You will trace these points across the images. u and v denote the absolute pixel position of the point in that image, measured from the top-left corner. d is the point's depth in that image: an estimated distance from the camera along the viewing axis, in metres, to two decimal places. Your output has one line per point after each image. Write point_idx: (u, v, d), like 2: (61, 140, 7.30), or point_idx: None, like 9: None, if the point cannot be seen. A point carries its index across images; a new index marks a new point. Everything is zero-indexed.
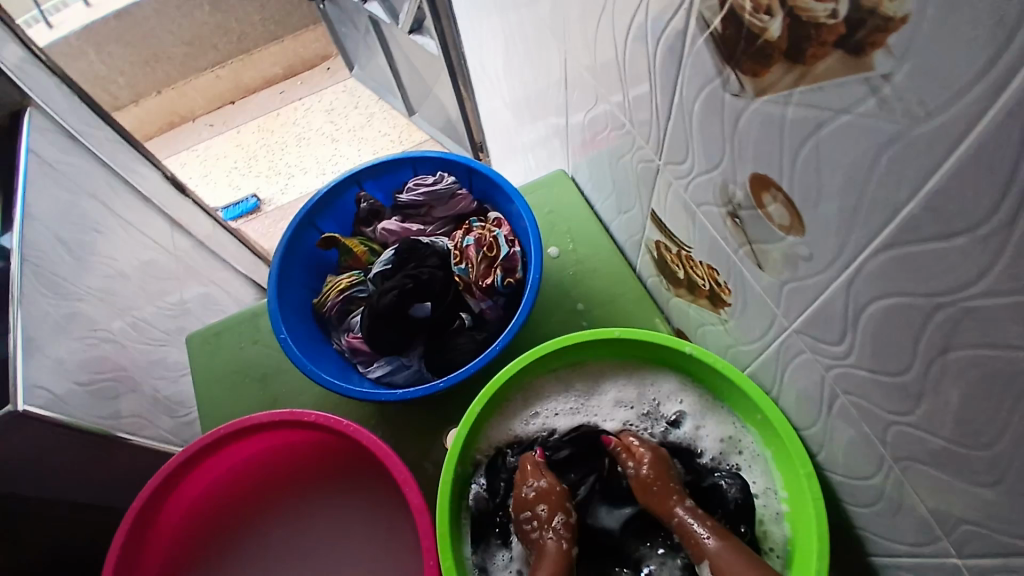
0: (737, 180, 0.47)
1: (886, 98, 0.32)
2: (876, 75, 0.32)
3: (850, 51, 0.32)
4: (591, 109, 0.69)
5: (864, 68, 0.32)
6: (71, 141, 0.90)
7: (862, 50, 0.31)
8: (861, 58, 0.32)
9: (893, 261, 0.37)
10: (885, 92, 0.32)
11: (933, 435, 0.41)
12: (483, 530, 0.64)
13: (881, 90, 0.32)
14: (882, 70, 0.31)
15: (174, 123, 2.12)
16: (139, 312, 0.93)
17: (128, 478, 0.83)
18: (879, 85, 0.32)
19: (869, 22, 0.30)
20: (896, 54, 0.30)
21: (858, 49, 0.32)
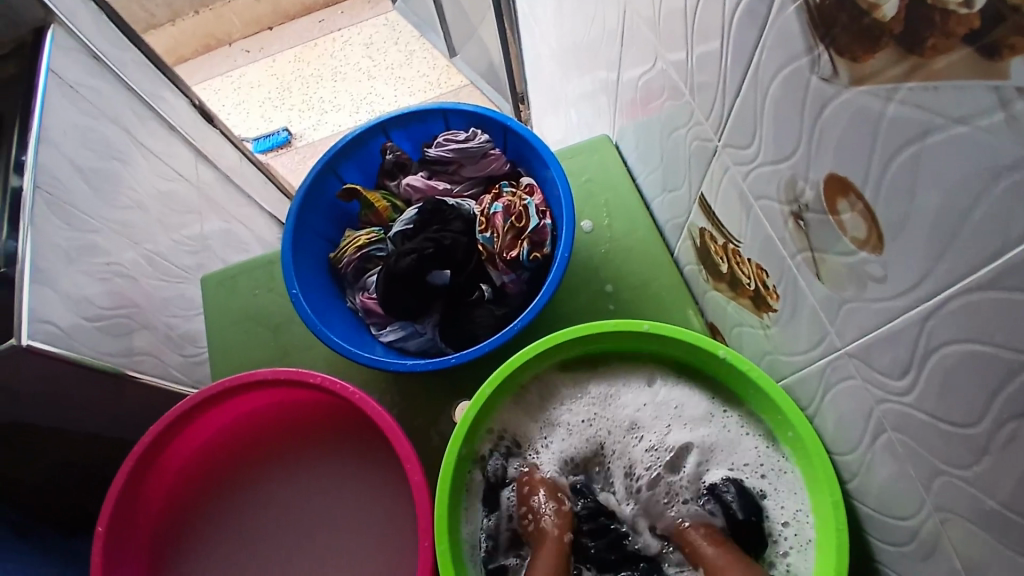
0: (809, 178, 0.41)
1: (1016, 116, 0.25)
2: (1009, 85, 0.25)
3: (981, 50, 0.26)
4: (648, 71, 0.62)
5: (996, 75, 0.26)
6: (96, 62, 0.86)
7: (998, 53, 0.25)
8: (995, 62, 0.25)
9: (985, 305, 0.31)
10: (1017, 108, 0.25)
11: (985, 495, 0.36)
12: (495, 500, 0.63)
13: (1011, 106, 0.25)
14: (1019, 81, 0.25)
15: (211, 46, 2.06)
16: (155, 246, 0.92)
17: (137, 411, 0.84)
18: (1010, 99, 0.25)
19: (1014, 18, 0.24)
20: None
21: (991, 50, 0.25)
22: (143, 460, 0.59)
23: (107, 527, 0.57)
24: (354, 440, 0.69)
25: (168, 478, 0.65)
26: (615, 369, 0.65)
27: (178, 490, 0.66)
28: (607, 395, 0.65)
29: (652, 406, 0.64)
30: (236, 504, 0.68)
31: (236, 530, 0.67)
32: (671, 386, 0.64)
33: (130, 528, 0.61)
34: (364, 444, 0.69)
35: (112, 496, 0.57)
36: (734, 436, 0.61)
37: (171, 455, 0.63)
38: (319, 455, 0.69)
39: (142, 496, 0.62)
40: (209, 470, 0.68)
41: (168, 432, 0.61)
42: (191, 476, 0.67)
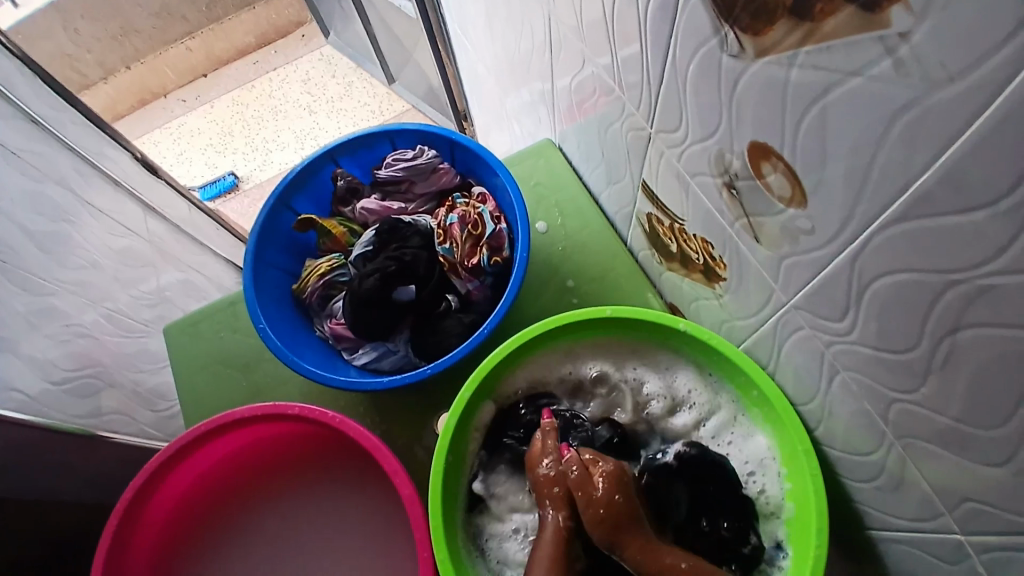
0: (734, 150, 0.44)
1: (902, 60, 0.29)
2: (891, 33, 0.28)
3: (863, 6, 0.29)
4: (578, 73, 0.65)
5: (880, 25, 0.29)
6: (34, 126, 0.83)
7: (877, 6, 0.28)
8: (876, 15, 0.29)
9: (904, 237, 0.34)
10: (901, 53, 0.28)
11: (938, 414, 0.39)
12: (499, 439, 0.64)
13: (896, 52, 0.29)
14: (899, 29, 0.28)
15: (145, 100, 2.03)
16: (116, 303, 0.93)
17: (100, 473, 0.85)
18: (895, 46, 0.29)
19: None
20: (915, 10, 0.27)
21: (872, 4, 0.28)
22: (128, 514, 0.59)
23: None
24: (345, 464, 0.69)
25: (158, 529, 0.64)
26: (602, 343, 0.66)
27: (167, 541, 0.65)
28: (597, 363, 0.66)
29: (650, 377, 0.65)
30: (230, 546, 0.68)
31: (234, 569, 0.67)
32: (659, 355, 0.65)
33: None
34: (352, 467, 0.69)
35: (100, 555, 0.57)
36: (727, 405, 0.62)
37: (156, 506, 0.62)
38: (305, 485, 0.69)
39: (131, 551, 0.61)
40: (199, 514, 0.67)
41: (150, 484, 0.60)
42: (181, 524, 0.66)
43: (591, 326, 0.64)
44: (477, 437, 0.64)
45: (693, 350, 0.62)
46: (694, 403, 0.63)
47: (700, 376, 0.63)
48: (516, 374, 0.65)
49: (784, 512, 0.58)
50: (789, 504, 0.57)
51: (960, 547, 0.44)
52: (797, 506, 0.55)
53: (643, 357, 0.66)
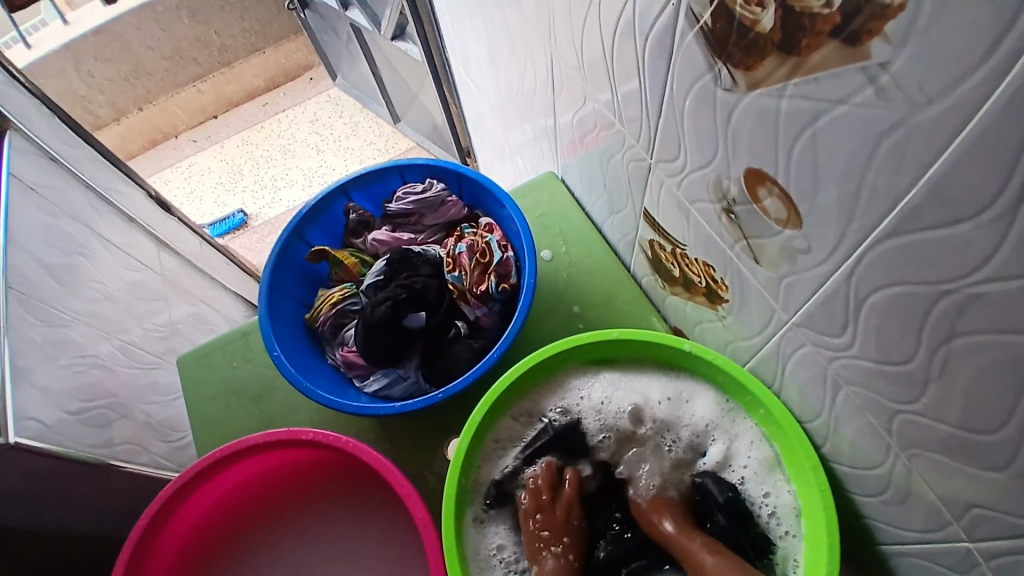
0: (732, 175, 0.46)
1: (885, 87, 0.31)
2: (873, 64, 0.31)
3: (846, 40, 0.32)
4: (580, 109, 0.68)
5: (861, 57, 0.31)
6: (51, 163, 0.89)
7: (858, 39, 0.31)
8: (858, 47, 0.31)
9: (896, 251, 0.36)
10: (883, 81, 0.31)
11: (940, 421, 0.40)
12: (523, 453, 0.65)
13: (878, 79, 0.31)
14: (880, 59, 0.31)
15: (156, 140, 2.10)
16: (128, 335, 0.96)
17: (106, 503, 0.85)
18: (877, 74, 0.31)
19: (867, 8, 0.30)
20: (895, 42, 0.29)
21: (854, 38, 0.31)
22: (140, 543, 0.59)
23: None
24: (355, 494, 0.69)
25: (168, 562, 0.64)
26: (617, 366, 0.67)
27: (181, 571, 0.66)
28: (618, 384, 0.66)
29: (672, 404, 0.65)
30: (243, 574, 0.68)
31: None
32: (679, 379, 0.65)
33: None
34: (360, 495, 0.69)
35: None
36: (745, 430, 0.61)
37: (168, 537, 0.63)
38: (317, 511, 0.70)
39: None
40: (208, 547, 0.67)
41: (163, 513, 0.61)
42: (190, 557, 0.66)
43: (605, 345, 0.65)
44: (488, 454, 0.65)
45: (706, 372, 0.63)
46: (712, 431, 0.63)
47: (717, 403, 0.63)
48: (533, 393, 0.67)
49: (799, 531, 0.57)
50: (802, 521, 0.56)
51: (970, 555, 0.45)
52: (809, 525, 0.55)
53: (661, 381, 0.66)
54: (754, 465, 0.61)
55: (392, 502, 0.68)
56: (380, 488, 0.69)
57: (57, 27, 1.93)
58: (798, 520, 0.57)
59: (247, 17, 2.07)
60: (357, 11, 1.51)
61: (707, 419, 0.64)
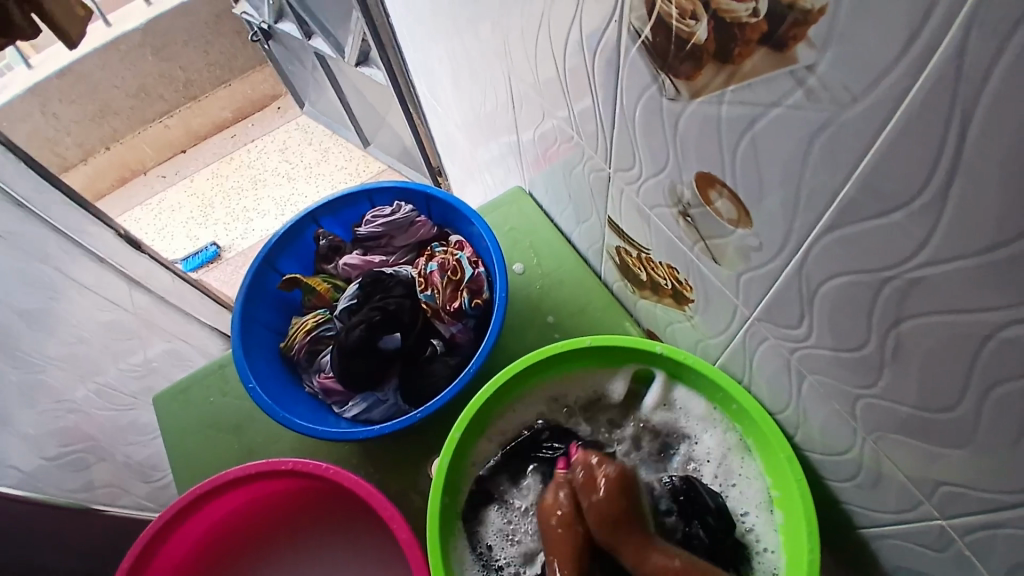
0: (684, 180, 0.48)
1: (813, 88, 0.33)
2: (800, 67, 0.33)
3: (773, 46, 0.33)
4: (539, 125, 0.70)
5: (789, 61, 0.33)
6: (18, 209, 0.84)
7: (784, 45, 0.33)
8: (784, 52, 0.33)
9: (839, 242, 0.38)
10: (811, 83, 0.33)
11: (899, 404, 0.42)
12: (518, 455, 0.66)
13: (807, 82, 0.33)
14: (806, 62, 0.32)
15: (125, 177, 2.08)
16: (105, 377, 0.97)
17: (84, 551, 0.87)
18: (804, 77, 0.33)
19: (790, 16, 0.31)
20: (817, 46, 0.31)
21: (780, 44, 0.33)
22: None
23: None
24: (335, 521, 0.69)
25: None
26: (607, 378, 0.68)
27: None
28: (606, 396, 0.68)
29: (668, 409, 0.66)
30: None
31: None
32: (669, 390, 0.65)
33: None
34: (346, 521, 0.69)
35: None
36: (732, 442, 0.62)
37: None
38: (303, 540, 0.69)
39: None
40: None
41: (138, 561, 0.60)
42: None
43: (591, 357, 0.66)
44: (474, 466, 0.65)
45: (693, 382, 0.63)
46: (700, 441, 0.64)
47: (708, 414, 0.63)
48: (516, 403, 0.67)
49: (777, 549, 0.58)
50: (782, 530, 0.57)
51: (944, 533, 0.46)
52: (789, 536, 0.56)
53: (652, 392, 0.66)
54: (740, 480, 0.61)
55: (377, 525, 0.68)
56: (364, 512, 0.69)
57: (21, 71, 1.91)
58: (777, 536, 0.58)
59: (213, 51, 2.08)
60: (320, 40, 1.52)
61: (698, 428, 0.64)
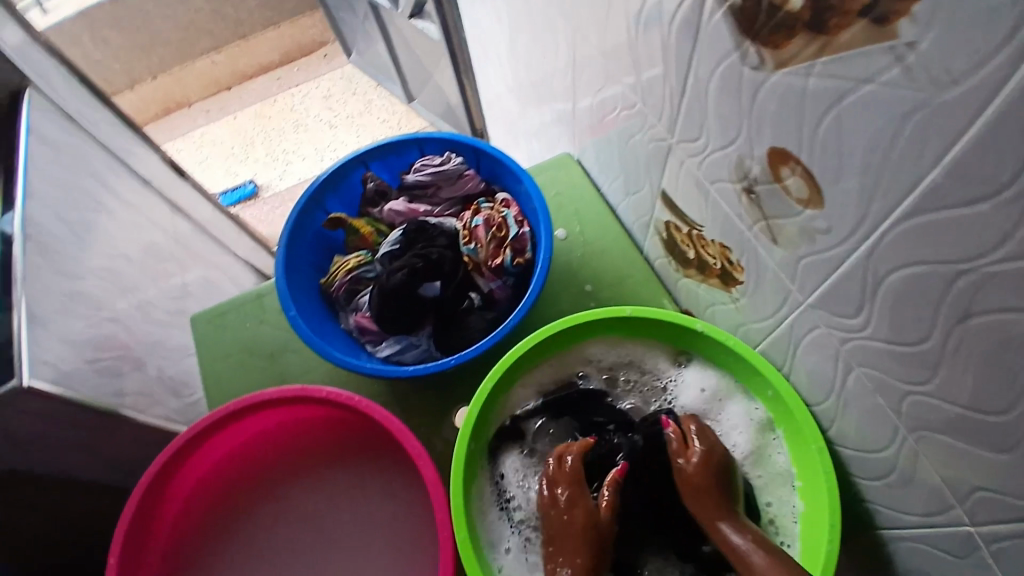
0: (754, 155, 0.47)
1: (910, 67, 0.32)
2: (900, 44, 0.32)
3: (874, 20, 0.33)
4: (600, 90, 0.69)
5: (889, 37, 0.32)
6: (70, 121, 0.94)
7: (886, 19, 0.32)
8: (885, 27, 0.32)
9: (915, 230, 0.37)
10: (909, 60, 0.32)
11: (950, 403, 0.42)
12: (560, 408, 0.68)
13: (905, 59, 0.32)
14: (907, 39, 0.32)
15: (169, 109, 2.10)
16: (145, 294, 1.01)
17: (112, 462, 0.89)
18: (903, 54, 0.32)
19: None
20: (920, 23, 0.30)
21: (882, 19, 0.32)
22: (146, 498, 0.61)
23: (118, 561, 0.58)
24: (353, 452, 0.72)
25: (172, 514, 0.66)
26: (644, 352, 0.68)
27: (188, 515, 0.68)
28: (647, 369, 0.68)
29: (705, 398, 0.66)
30: (247, 518, 0.71)
31: (249, 555, 0.70)
32: (707, 374, 0.66)
33: (142, 554, 0.62)
34: (366, 450, 0.72)
35: (121, 533, 0.59)
36: (766, 441, 0.62)
37: (173, 491, 0.65)
38: (322, 463, 0.73)
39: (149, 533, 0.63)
40: (209, 501, 0.70)
41: (168, 469, 0.63)
42: (193, 511, 0.69)
43: (629, 327, 0.67)
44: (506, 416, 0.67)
45: (733, 369, 0.63)
46: (733, 440, 0.64)
47: (747, 411, 0.63)
48: (548, 363, 0.68)
49: (796, 543, 0.59)
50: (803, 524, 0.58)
51: (969, 539, 0.46)
52: (809, 531, 0.57)
53: (695, 374, 0.66)
54: (770, 476, 0.62)
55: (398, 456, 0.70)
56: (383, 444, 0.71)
57: None
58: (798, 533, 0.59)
59: None
60: None
61: (734, 424, 0.64)
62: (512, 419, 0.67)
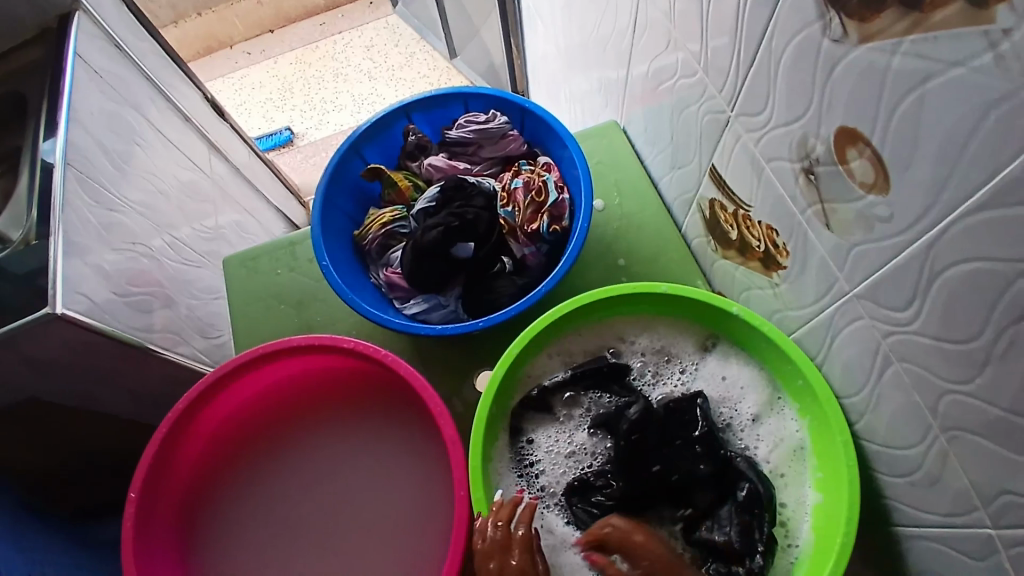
0: (820, 134, 0.45)
1: (1004, 55, 0.30)
2: (996, 29, 0.30)
3: (972, 1, 0.30)
4: (659, 56, 0.66)
5: (984, 22, 0.30)
6: (116, 51, 0.94)
7: (985, 2, 0.29)
8: (982, 11, 0.30)
9: (983, 226, 0.35)
10: (1003, 48, 0.30)
11: (991, 405, 0.40)
12: (591, 376, 0.65)
13: (998, 46, 0.30)
14: (1003, 25, 0.29)
15: (211, 48, 2.07)
16: (179, 232, 1.02)
17: (141, 394, 0.91)
18: (997, 41, 0.30)
19: None
20: (1020, 10, 0.28)
21: (981, 0, 0.30)
22: (172, 432, 0.63)
23: (138, 496, 0.60)
24: (371, 402, 0.73)
25: (196, 450, 0.68)
26: (675, 333, 0.67)
27: (212, 450, 0.70)
28: (676, 352, 0.67)
29: (725, 385, 0.65)
30: (266, 457, 0.73)
31: (264, 492, 0.72)
32: (738, 363, 0.64)
33: (166, 484, 0.64)
34: (384, 404, 0.73)
35: (143, 469, 0.60)
36: (787, 434, 0.61)
37: (194, 429, 0.66)
38: (341, 412, 0.74)
39: (172, 467, 0.65)
40: (228, 439, 0.72)
41: (193, 408, 0.64)
42: (212, 448, 0.70)
43: (664, 305, 0.65)
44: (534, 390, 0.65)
45: (767, 360, 0.62)
46: (754, 432, 0.63)
47: (768, 402, 0.62)
48: (577, 334, 0.67)
49: (805, 542, 0.57)
50: (818, 519, 0.57)
51: (990, 541, 0.45)
52: (824, 529, 0.55)
53: (725, 360, 0.65)
54: (787, 475, 0.60)
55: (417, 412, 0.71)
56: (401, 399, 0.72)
57: None
58: (809, 532, 0.57)
59: None
60: None
61: (755, 415, 0.63)
62: (538, 391, 0.65)
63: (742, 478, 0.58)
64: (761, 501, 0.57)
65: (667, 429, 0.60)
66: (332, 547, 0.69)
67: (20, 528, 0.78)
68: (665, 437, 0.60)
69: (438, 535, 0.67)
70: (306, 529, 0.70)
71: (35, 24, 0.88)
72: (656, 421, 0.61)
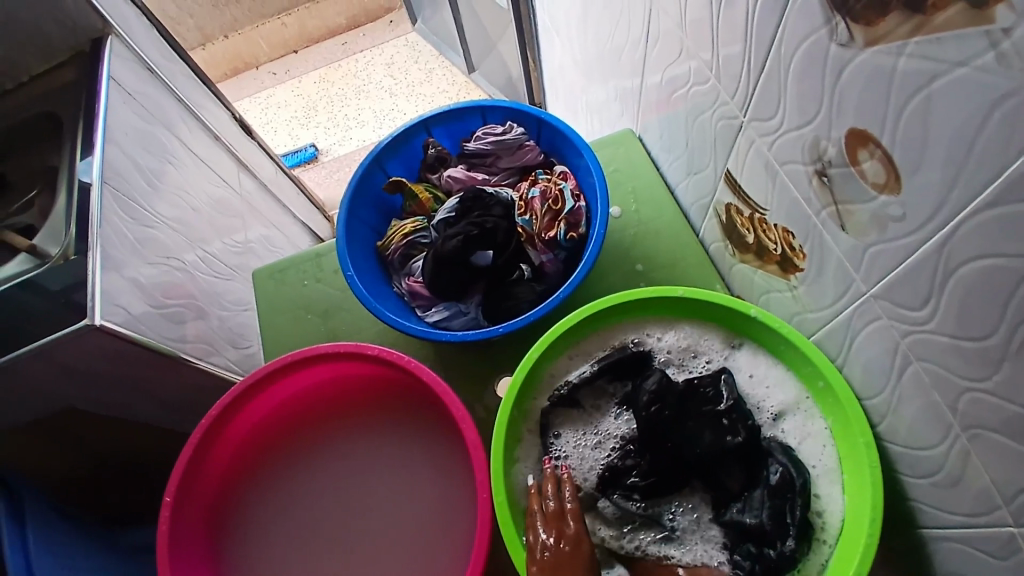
0: (831, 137, 0.45)
1: (1005, 53, 0.30)
2: (997, 29, 0.30)
3: (973, 2, 0.31)
4: (671, 65, 0.67)
5: (985, 22, 0.31)
6: (148, 73, 0.99)
7: (985, 2, 0.30)
8: (983, 11, 0.30)
9: (994, 222, 0.35)
10: (1005, 46, 0.30)
11: (1009, 402, 0.40)
12: (616, 367, 0.65)
13: (1000, 45, 0.30)
14: (1004, 24, 0.30)
15: (238, 69, 2.14)
16: (210, 246, 1.06)
17: (175, 402, 0.94)
18: (998, 40, 0.30)
19: None
20: (1018, 9, 0.28)
21: (981, 1, 0.30)
22: (204, 439, 0.65)
23: (173, 500, 0.62)
24: (387, 411, 0.75)
25: (226, 456, 0.71)
26: (697, 329, 0.67)
27: (239, 456, 0.73)
28: (699, 347, 0.66)
29: (753, 382, 0.63)
30: (289, 463, 0.75)
31: (288, 491, 0.74)
32: (761, 361, 0.64)
33: (197, 490, 0.67)
34: (400, 412, 0.75)
35: (176, 474, 0.63)
36: (816, 431, 0.60)
37: (225, 436, 0.69)
38: (361, 420, 0.76)
39: (204, 471, 0.68)
40: (255, 446, 0.74)
41: (225, 415, 0.67)
42: (240, 454, 0.73)
43: (684, 302, 0.65)
44: (562, 388, 0.65)
45: (787, 360, 0.61)
46: (778, 428, 0.61)
47: (795, 400, 0.61)
48: (598, 335, 0.68)
49: (833, 541, 0.56)
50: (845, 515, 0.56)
51: (1012, 541, 0.44)
52: (852, 517, 0.54)
53: (750, 356, 0.64)
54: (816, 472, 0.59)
55: (429, 421, 0.73)
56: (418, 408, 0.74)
57: None
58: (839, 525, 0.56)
59: None
60: None
61: (778, 413, 0.62)
62: (564, 388, 0.65)
63: (774, 463, 0.57)
64: (794, 486, 0.56)
65: (686, 412, 0.60)
66: (355, 544, 0.71)
67: (61, 532, 0.81)
68: (683, 419, 0.60)
69: (460, 537, 0.68)
70: (331, 526, 0.72)
71: (64, 47, 0.93)
72: (677, 393, 0.61)
